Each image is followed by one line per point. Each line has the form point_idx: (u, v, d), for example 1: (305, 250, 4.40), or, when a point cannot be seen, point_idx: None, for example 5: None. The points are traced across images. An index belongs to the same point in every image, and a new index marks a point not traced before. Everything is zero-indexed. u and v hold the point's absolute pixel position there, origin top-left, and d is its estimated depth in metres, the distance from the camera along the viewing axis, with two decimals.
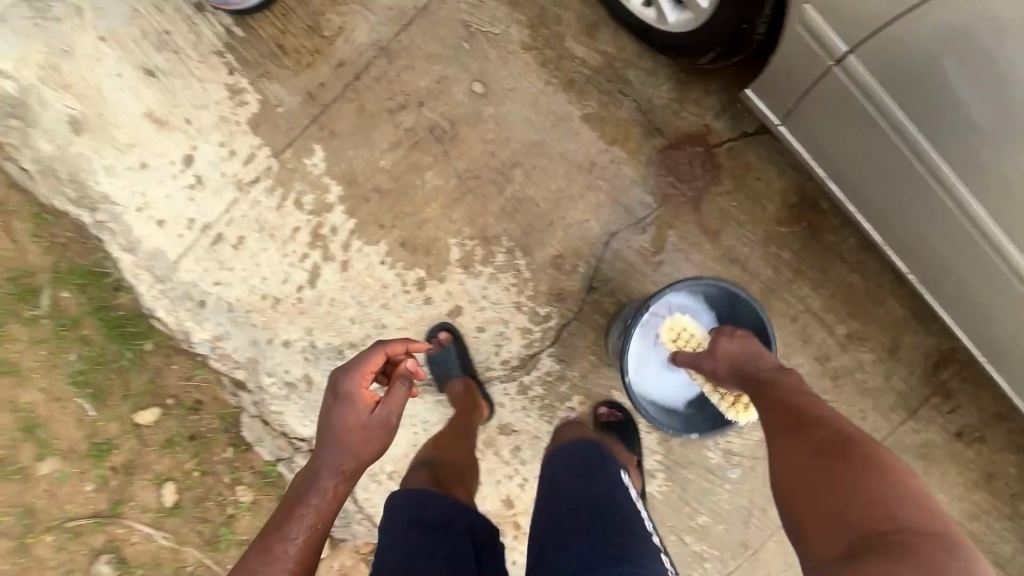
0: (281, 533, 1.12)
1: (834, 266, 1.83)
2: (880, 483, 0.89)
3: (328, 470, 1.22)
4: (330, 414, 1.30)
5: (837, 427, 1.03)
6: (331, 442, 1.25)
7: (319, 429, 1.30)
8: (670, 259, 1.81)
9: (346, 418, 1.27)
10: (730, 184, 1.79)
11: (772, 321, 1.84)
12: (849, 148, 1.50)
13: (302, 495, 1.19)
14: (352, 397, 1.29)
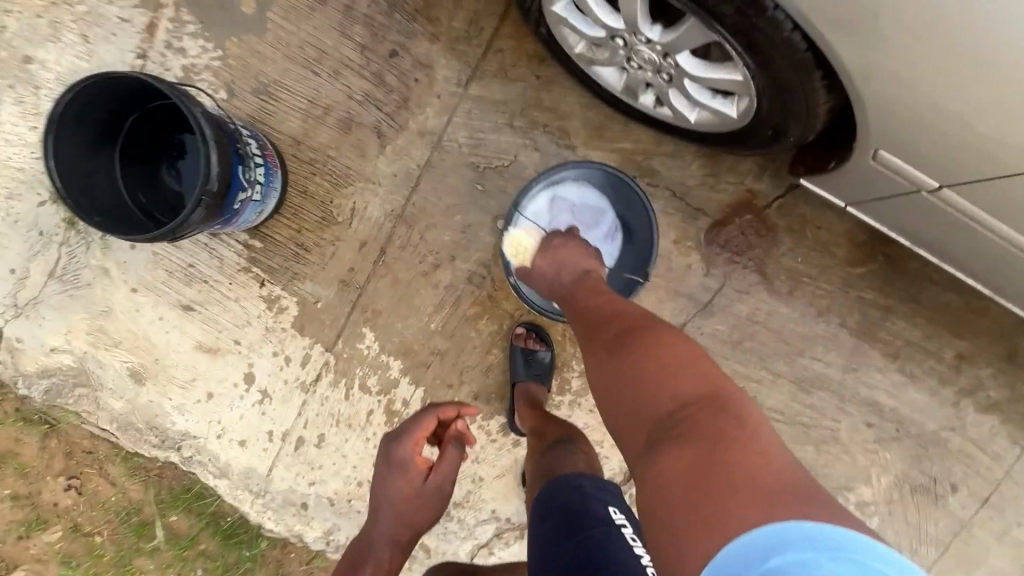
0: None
1: (923, 291, 1.70)
2: (672, 383, 0.95)
3: (383, 551, 1.35)
4: (389, 490, 1.39)
5: (627, 319, 1.11)
6: (387, 508, 1.38)
7: (378, 495, 1.41)
8: (748, 334, 1.71)
9: (399, 496, 1.38)
10: (790, 242, 1.68)
11: (873, 365, 1.72)
12: (926, 227, 1.29)
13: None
14: (406, 469, 1.39)
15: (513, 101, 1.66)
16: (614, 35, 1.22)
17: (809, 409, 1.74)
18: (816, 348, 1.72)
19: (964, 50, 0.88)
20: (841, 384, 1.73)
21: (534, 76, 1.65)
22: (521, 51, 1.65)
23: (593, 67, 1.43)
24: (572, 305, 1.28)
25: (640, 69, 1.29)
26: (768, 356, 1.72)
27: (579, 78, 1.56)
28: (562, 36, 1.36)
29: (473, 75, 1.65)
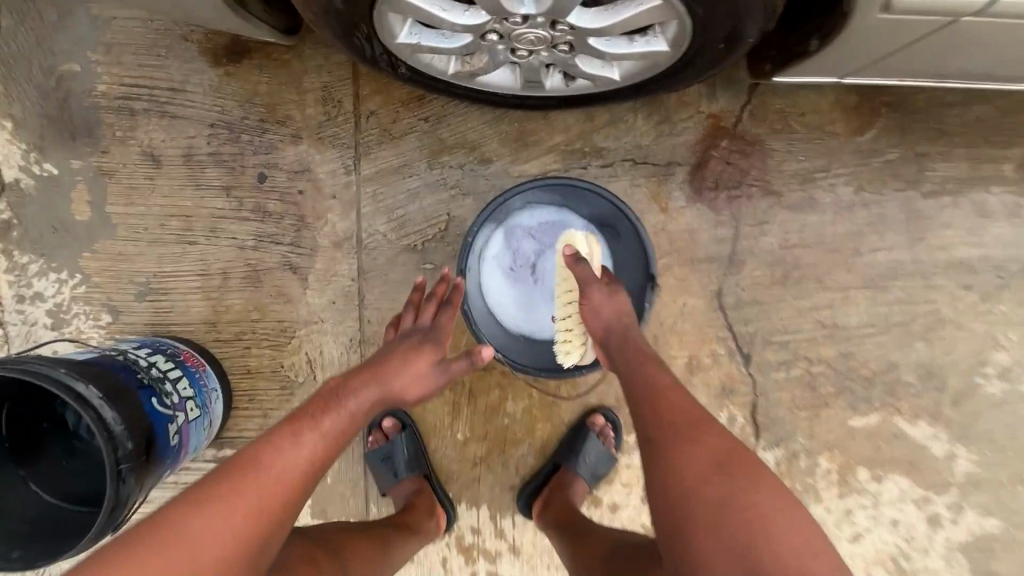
0: (279, 463, 0.83)
1: (947, 119, 1.43)
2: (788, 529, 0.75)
3: (356, 402, 0.93)
4: (394, 346, 1.05)
5: (694, 408, 0.90)
6: (385, 359, 1.00)
7: (377, 352, 1.04)
8: (790, 262, 1.45)
9: (409, 357, 1.02)
10: (782, 145, 1.42)
11: (939, 223, 1.45)
12: (962, 46, 0.97)
13: (310, 412, 0.90)
14: (428, 326, 1.10)
15: (415, 157, 1.40)
16: (482, 32, 0.94)
17: (899, 304, 1.46)
18: (871, 237, 1.45)
19: None
20: (917, 260, 1.46)
21: (422, 120, 1.39)
22: (394, 101, 1.38)
23: (477, 78, 1.17)
24: (630, 353, 1.01)
25: (530, 53, 1.03)
26: (824, 274, 1.45)
27: (469, 101, 1.30)
28: (426, 64, 1.10)
29: (358, 153, 1.39)
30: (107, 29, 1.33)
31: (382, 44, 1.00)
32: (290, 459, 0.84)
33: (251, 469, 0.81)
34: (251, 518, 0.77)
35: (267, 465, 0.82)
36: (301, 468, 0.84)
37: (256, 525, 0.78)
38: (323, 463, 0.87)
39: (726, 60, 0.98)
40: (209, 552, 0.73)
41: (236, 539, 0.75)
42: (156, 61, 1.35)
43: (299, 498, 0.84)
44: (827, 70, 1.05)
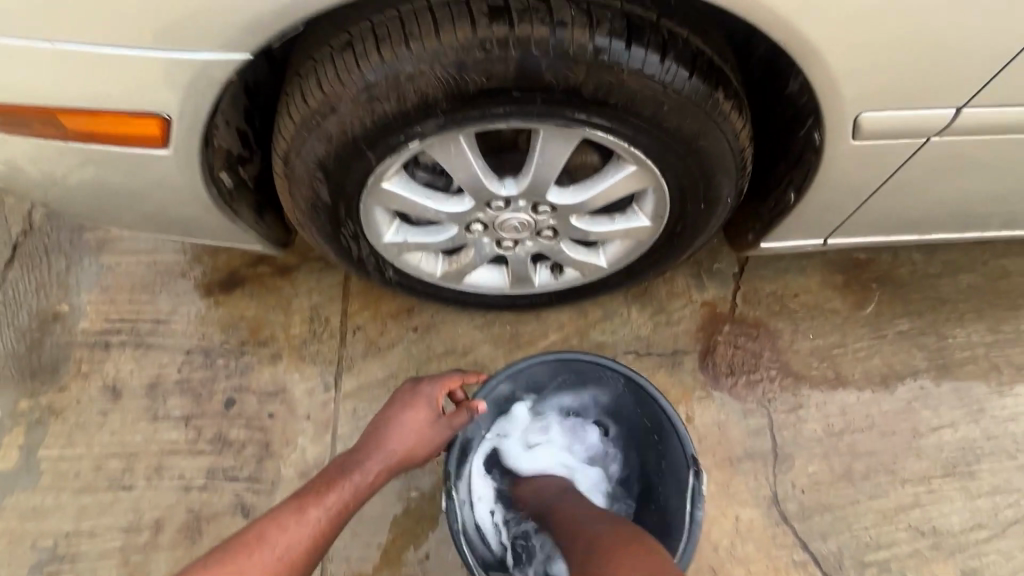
0: (299, 520, 0.81)
1: (943, 286, 1.41)
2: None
3: (365, 468, 0.91)
4: (403, 398, 0.98)
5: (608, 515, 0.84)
6: (384, 437, 0.94)
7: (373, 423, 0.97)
8: (842, 452, 1.24)
9: (408, 422, 0.95)
10: (788, 324, 1.35)
11: (987, 393, 1.31)
12: (939, 198, 0.96)
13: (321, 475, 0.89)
14: (436, 384, 0.99)
15: (403, 368, 1.28)
16: (467, 222, 0.97)
17: (997, 493, 1.22)
18: (925, 413, 1.28)
19: None
20: (989, 436, 1.27)
21: (411, 331, 1.31)
22: (382, 314, 1.32)
23: (465, 279, 1.16)
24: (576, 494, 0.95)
25: (516, 243, 1.04)
26: (888, 463, 1.24)
27: (458, 307, 1.27)
28: (413, 266, 1.10)
29: (340, 369, 1.28)
30: (108, 272, 1.37)
31: (368, 245, 1.01)
32: (312, 510, 0.83)
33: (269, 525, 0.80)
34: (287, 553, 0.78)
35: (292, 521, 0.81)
36: (297, 557, 0.78)
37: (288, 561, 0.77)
38: (352, 502, 0.87)
39: (704, 227, 0.99)
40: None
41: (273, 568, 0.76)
42: (148, 296, 1.35)
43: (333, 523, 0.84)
44: (809, 233, 1.02)
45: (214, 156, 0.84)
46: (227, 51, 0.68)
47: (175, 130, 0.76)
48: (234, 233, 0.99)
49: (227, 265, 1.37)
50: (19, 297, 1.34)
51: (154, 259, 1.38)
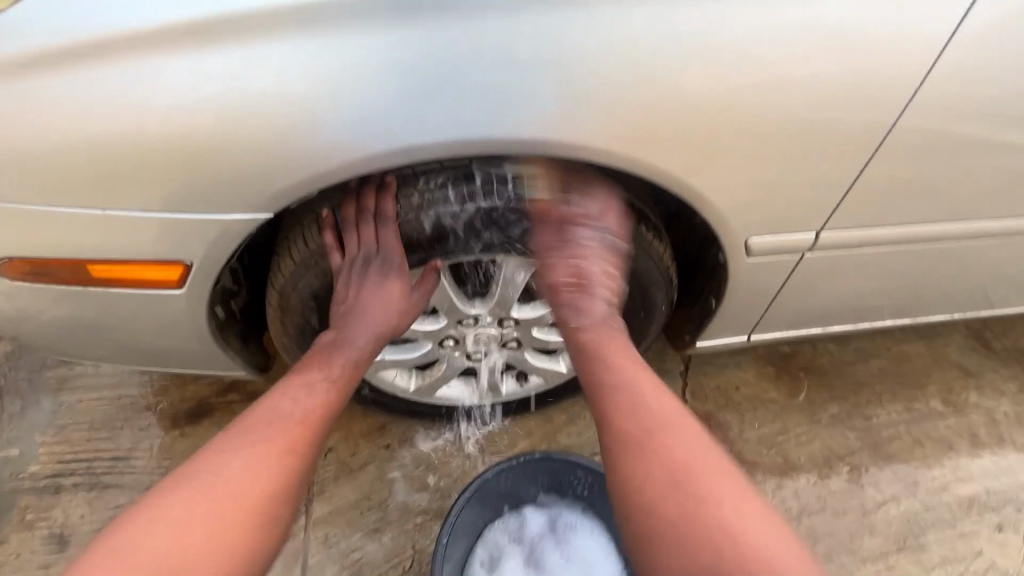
0: (238, 461, 0.77)
1: (859, 372, 1.60)
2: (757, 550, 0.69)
3: (305, 397, 0.86)
4: (352, 306, 0.92)
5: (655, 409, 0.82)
6: (354, 315, 0.93)
7: (318, 348, 0.93)
8: (803, 537, 1.31)
9: (365, 335, 0.93)
10: (735, 416, 1.48)
11: (918, 468, 1.44)
12: (828, 296, 1.16)
13: (257, 413, 0.83)
14: (380, 282, 0.92)
15: (376, 488, 1.28)
16: (440, 338, 1.09)
17: (947, 564, 1.31)
18: (868, 490, 1.40)
19: (726, 120, 0.80)
20: (928, 507, 1.38)
21: (383, 449, 1.33)
22: (355, 434, 1.34)
23: (438, 391, 1.23)
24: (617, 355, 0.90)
25: (484, 354, 1.15)
26: (846, 544, 1.31)
27: (430, 420, 1.33)
28: (388, 382, 1.18)
29: (312, 494, 1.27)
30: (67, 410, 1.34)
31: None
32: (254, 446, 0.78)
33: (204, 464, 0.76)
34: (235, 491, 0.74)
35: (229, 461, 0.76)
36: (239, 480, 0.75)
37: (252, 498, 0.74)
38: (298, 434, 0.82)
39: (646, 333, 1.15)
40: (221, 529, 0.71)
41: (231, 507, 0.73)
42: (108, 433, 1.32)
43: (287, 467, 0.79)
44: (734, 331, 1.19)
45: (214, 295, 0.94)
46: (250, 212, 0.81)
47: (195, 273, 0.86)
48: (222, 362, 1.05)
49: (195, 395, 1.37)
50: None
51: (118, 394, 1.37)
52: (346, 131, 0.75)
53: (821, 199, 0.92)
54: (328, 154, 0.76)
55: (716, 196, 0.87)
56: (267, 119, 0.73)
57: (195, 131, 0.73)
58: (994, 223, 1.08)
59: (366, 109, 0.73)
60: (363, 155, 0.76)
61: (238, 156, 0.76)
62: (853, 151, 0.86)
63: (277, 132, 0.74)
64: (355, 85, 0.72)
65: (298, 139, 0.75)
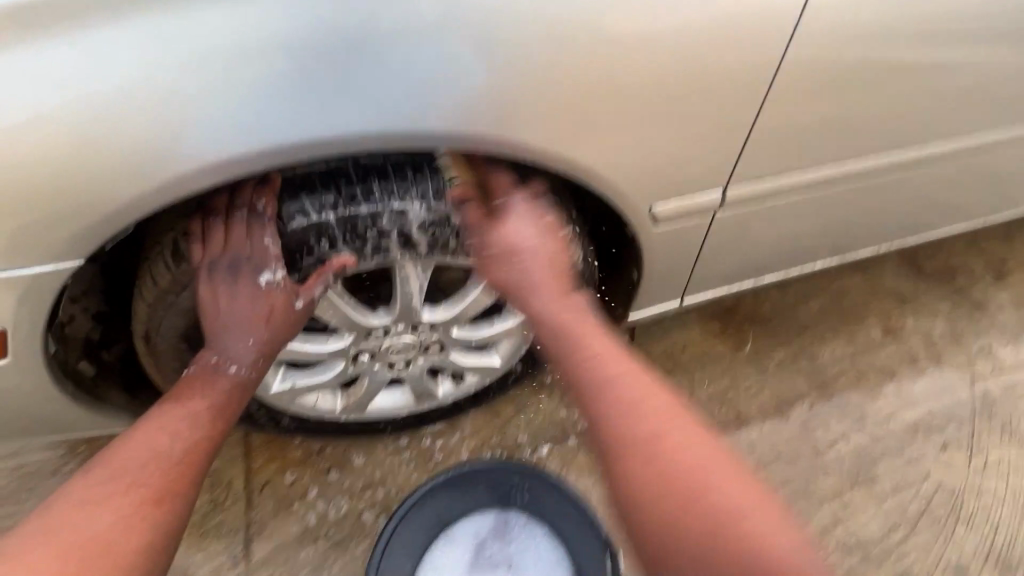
0: (111, 509, 0.63)
1: (801, 314, 1.60)
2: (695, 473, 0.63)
3: (189, 431, 0.72)
4: (229, 320, 0.79)
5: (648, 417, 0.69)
6: (229, 326, 0.79)
7: (199, 371, 0.79)
8: (760, 487, 1.31)
9: (250, 354, 0.81)
10: (684, 377, 1.45)
11: (865, 401, 1.46)
12: (754, 249, 1.12)
13: (129, 453, 0.68)
14: (260, 296, 0.79)
15: (319, 516, 1.20)
16: (353, 354, 1.00)
17: (899, 491, 1.33)
18: (818, 431, 1.40)
19: (601, 85, 0.72)
20: (876, 438, 1.40)
21: (322, 473, 1.24)
22: (289, 462, 1.25)
23: (369, 406, 1.15)
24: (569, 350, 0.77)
25: (407, 362, 1.07)
26: (802, 487, 1.32)
27: (368, 436, 1.23)
28: (310, 406, 1.08)
29: (249, 534, 1.17)
30: None
31: (258, 397, 1.02)
32: (130, 491, 0.65)
33: (68, 513, 0.62)
34: (106, 544, 0.61)
35: (101, 510, 0.63)
36: (124, 524, 0.63)
37: (135, 544, 0.62)
38: (184, 475, 0.69)
39: None
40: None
41: (100, 565, 0.59)
42: (13, 508, 1.18)
43: (169, 512, 0.66)
44: (664, 299, 1.14)
45: (66, 352, 0.82)
46: (57, 263, 0.67)
47: (15, 339, 0.72)
48: (103, 421, 0.93)
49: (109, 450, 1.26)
50: None
51: (19, 462, 1.23)
52: (142, 153, 0.63)
53: (720, 157, 0.87)
54: (127, 185, 0.64)
55: (608, 169, 0.80)
56: (39, 152, 0.61)
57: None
58: (903, 151, 1.05)
59: (160, 125, 0.62)
60: (169, 179, 0.64)
61: (15, 201, 0.63)
62: (741, 101, 0.81)
63: (58, 167, 0.62)
64: (137, 98, 0.60)
65: (82, 172, 0.62)
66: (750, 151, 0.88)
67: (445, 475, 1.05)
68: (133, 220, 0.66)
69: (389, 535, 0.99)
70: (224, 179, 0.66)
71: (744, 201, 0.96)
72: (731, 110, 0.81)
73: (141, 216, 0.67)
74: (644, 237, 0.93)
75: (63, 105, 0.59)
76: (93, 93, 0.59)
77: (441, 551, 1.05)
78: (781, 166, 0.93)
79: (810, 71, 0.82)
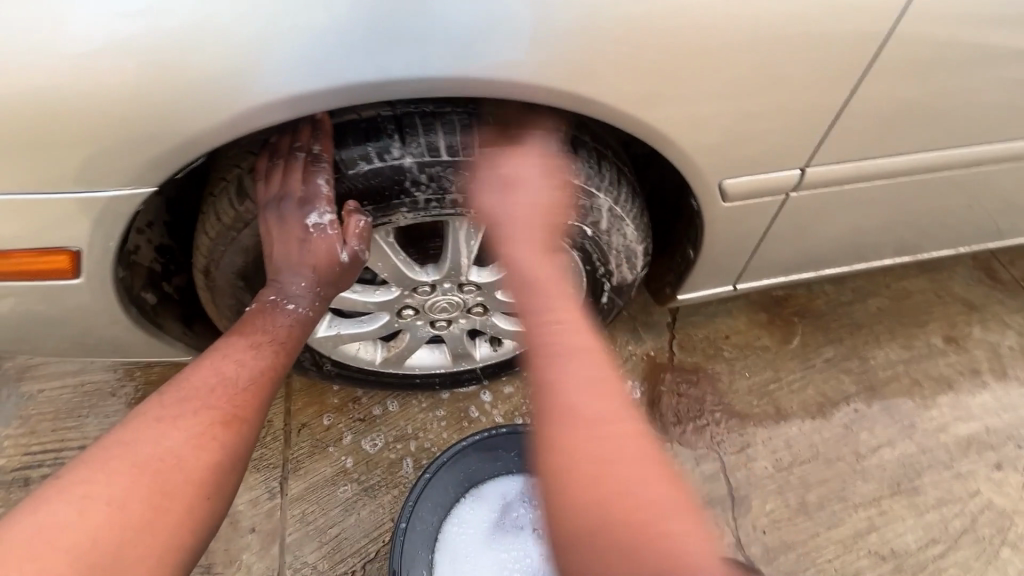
0: (179, 432, 0.64)
1: (857, 313, 1.52)
2: (644, 488, 0.55)
3: (251, 361, 0.73)
4: (281, 257, 0.79)
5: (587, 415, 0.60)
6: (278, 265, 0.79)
7: (259, 316, 0.78)
8: (794, 485, 1.28)
9: (303, 295, 0.80)
10: (725, 366, 1.41)
11: (916, 409, 1.39)
12: (820, 239, 1.06)
13: (195, 385, 0.69)
14: (307, 237, 0.78)
15: (352, 462, 1.23)
16: (398, 308, 1.00)
17: (942, 505, 1.27)
18: (862, 435, 1.35)
19: (688, 44, 0.67)
20: (925, 449, 1.34)
21: (358, 421, 1.27)
22: (326, 407, 1.29)
23: (407, 361, 1.16)
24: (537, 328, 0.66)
25: (449, 322, 1.07)
26: (839, 489, 1.28)
27: (404, 390, 1.26)
28: (352, 355, 1.10)
29: (285, 471, 1.22)
30: (29, 401, 1.29)
31: (303, 341, 1.04)
32: (196, 415, 0.66)
33: (140, 433, 0.63)
34: (171, 461, 0.62)
35: (169, 432, 0.64)
36: (185, 457, 0.63)
37: (195, 472, 0.63)
38: (245, 403, 0.69)
39: (623, 290, 1.06)
40: (162, 504, 0.60)
41: (173, 482, 0.61)
42: (75, 422, 1.27)
43: (235, 437, 0.67)
44: (717, 282, 1.10)
45: (133, 277, 0.85)
46: (132, 188, 0.69)
47: (87, 260, 0.75)
48: (160, 349, 0.97)
49: (160, 378, 1.33)
50: None
51: (82, 381, 1.31)
52: (217, 85, 0.62)
53: (803, 134, 0.81)
54: (202, 115, 0.64)
55: (683, 139, 0.76)
56: (117, 77, 0.61)
57: (31, 98, 0.61)
58: (1002, 143, 0.96)
59: (238, 56, 0.61)
60: (241, 111, 0.64)
61: (90, 122, 0.63)
62: (836, 72, 0.75)
63: (138, 89, 0.62)
64: (218, 26, 0.60)
65: (158, 97, 0.62)
66: (836, 129, 0.82)
67: (484, 434, 1.09)
68: (204, 151, 0.67)
69: (421, 488, 1.03)
70: (294, 115, 0.66)
71: (820, 186, 0.90)
72: (824, 82, 0.75)
73: (212, 147, 0.67)
74: (710, 214, 0.89)
75: (149, 29, 0.59)
76: (174, 21, 0.59)
77: (469, 508, 1.07)
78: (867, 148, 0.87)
79: (917, 44, 0.74)
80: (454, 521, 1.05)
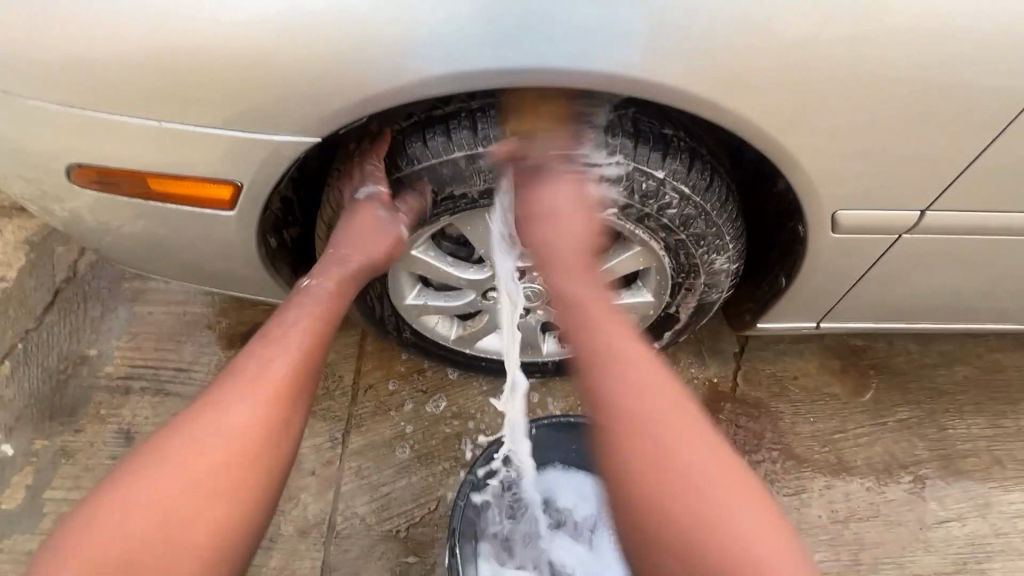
0: (239, 400, 0.70)
1: (938, 379, 1.44)
2: (731, 516, 0.58)
3: (297, 326, 0.79)
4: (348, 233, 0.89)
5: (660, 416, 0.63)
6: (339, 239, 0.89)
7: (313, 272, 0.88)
8: (847, 539, 1.23)
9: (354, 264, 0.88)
10: (788, 405, 1.37)
11: (994, 489, 1.30)
12: (923, 292, 1.03)
13: (245, 363, 0.74)
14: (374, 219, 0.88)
15: (410, 428, 1.30)
16: (484, 289, 1.05)
17: None
18: (930, 504, 1.28)
19: (829, 72, 0.69)
20: (999, 532, 1.25)
21: (419, 392, 1.34)
22: (393, 374, 1.36)
23: (479, 343, 1.21)
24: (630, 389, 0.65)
25: (528, 310, 1.11)
26: (894, 554, 1.22)
27: (469, 371, 1.31)
28: (430, 327, 1.17)
29: (348, 425, 1.29)
30: (139, 319, 1.44)
31: (392, 305, 1.11)
32: (253, 384, 0.72)
33: (211, 410, 0.69)
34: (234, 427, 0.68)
35: (229, 404, 0.70)
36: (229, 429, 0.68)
37: (252, 436, 0.68)
38: (297, 375, 0.75)
39: (706, 309, 1.07)
40: (219, 474, 0.65)
41: (223, 450, 0.67)
42: (174, 345, 1.40)
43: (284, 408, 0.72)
44: (803, 317, 1.08)
45: (267, 220, 0.94)
46: (298, 135, 0.77)
47: (243, 196, 0.84)
48: (273, 290, 1.06)
49: (250, 321, 1.45)
50: (52, 337, 1.41)
51: (184, 310, 1.45)
52: (385, 54, 0.70)
53: (929, 177, 0.80)
54: (364, 78, 0.71)
55: (806, 163, 0.77)
56: (305, 38, 0.70)
57: (232, 47, 0.70)
58: None
59: (406, 30, 0.69)
60: (408, 80, 0.71)
61: (275, 73, 0.72)
62: (981, 119, 0.74)
63: (324, 50, 0.70)
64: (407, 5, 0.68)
65: (341, 58, 0.70)
66: (966, 177, 0.80)
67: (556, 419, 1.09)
68: (364, 111, 0.74)
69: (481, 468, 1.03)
70: (451, 89, 0.72)
71: (933, 234, 0.88)
72: (964, 127, 0.74)
73: (371, 109, 0.74)
74: (818, 243, 0.88)
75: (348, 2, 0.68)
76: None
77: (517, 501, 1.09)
78: (995, 203, 0.84)
79: None
80: (504, 513, 1.07)
